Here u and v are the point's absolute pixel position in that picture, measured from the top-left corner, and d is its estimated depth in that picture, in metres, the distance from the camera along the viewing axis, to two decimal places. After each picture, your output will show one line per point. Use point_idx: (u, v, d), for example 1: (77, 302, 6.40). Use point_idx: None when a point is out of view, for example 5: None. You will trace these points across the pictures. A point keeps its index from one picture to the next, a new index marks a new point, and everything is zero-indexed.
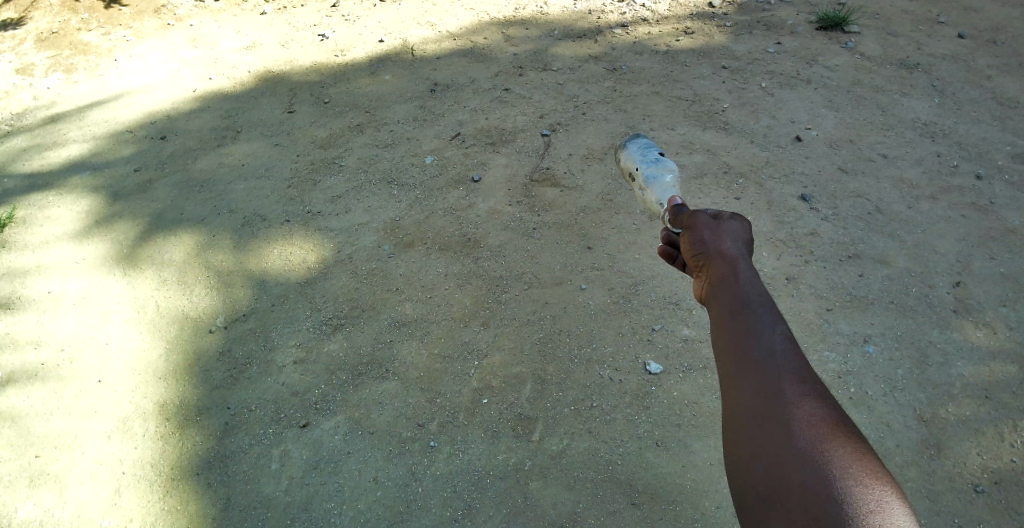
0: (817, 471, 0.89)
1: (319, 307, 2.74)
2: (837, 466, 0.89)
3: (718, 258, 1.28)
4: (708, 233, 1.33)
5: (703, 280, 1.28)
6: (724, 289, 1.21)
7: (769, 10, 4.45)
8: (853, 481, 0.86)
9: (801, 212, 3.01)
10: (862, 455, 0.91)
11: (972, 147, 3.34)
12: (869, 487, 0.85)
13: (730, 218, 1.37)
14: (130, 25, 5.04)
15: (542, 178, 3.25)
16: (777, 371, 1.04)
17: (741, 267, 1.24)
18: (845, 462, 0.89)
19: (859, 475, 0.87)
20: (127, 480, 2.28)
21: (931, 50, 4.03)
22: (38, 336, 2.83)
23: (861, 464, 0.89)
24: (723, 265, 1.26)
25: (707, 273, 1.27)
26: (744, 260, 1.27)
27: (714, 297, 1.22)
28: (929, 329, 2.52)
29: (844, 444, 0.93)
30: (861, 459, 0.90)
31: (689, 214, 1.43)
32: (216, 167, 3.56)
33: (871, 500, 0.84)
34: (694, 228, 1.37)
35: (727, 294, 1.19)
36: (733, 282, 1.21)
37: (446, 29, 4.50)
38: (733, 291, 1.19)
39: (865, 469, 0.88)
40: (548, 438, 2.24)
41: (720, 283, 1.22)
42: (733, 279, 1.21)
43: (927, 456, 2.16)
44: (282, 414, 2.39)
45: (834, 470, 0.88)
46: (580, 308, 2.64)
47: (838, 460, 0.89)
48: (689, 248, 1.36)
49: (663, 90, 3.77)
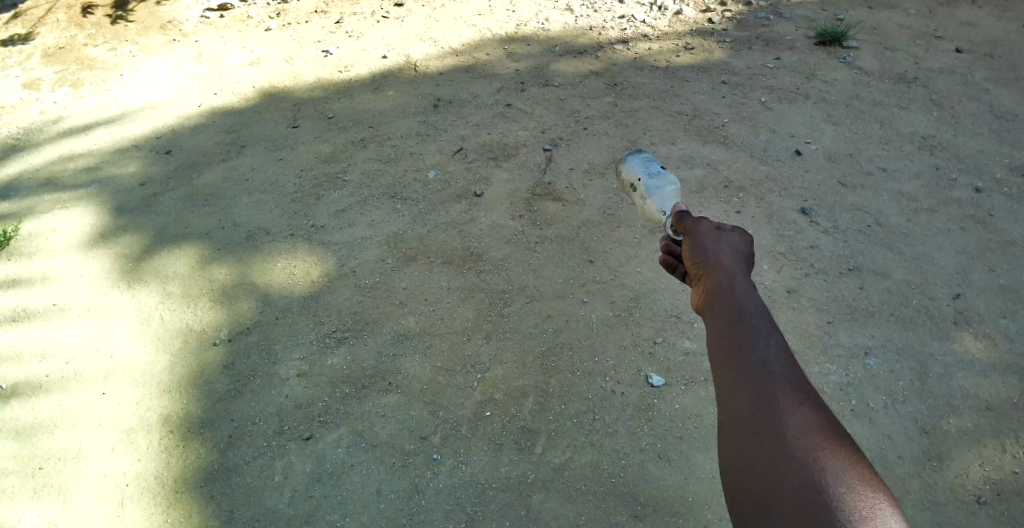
0: (812, 478, 0.90)
1: (322, 321, 2.76)
2: (830, 474, 0.90)
3: (717, 268, 1.30)
4: (708, 242, 1.36)
5: (700, 287, 1.30)
6: (720, 297, 1.23)
7: (768, 26, 4.50)
8: (846, 488, 0.88)
9: (801, 226, 3.03)
10: (855, 464, 0.93)
11: (969, 159, 3.37)
12: (862, 496, 0.87)
13: (728, 229, 1.40)
14: (136, 41, 5.10)
15: (543, 192, 3.29)
16: (772, 379, 1.06)
17: (738, 277, 1.26)
18: (838, 470, 0.91)
19: (851, 483, 0.89)
20: (131, 493, 2.29)
21: (929, 64, 4.07)
22: (43, 348, 2.85)
23: (855, 473, 0.91)
24: (719, 273, 1.28)
25: (704, 280, 1.29)
26: (742, 272, 1.30)
27: (710, 304, 1.24)
28: (929, 341, 2.54)
29: (838, 453, 0.94)
30: (854, 468, 0.92)
31: (689, 220, 1.46)
32: (221, 181, 3.60)
33: (863, 509, 0.85)
34: (693, 236, 1.40)
35: (725, 303, 1.21)
36: (730, 291, 1.23)
37: (449, 45, 4.56)
38: (730, 300, 1.21)
39: (858, 479, 0.90)
40: (550, 451, 2.25)
41: (717, 290, 1.24)
42: (730, 288, 1.24)
43: (929, 468, 2.17)
44: (285, 426, 2.40)
45: (827, 477, 0.90)
46: (581, 321, 2.66)
47: (832, 468, 0.91)
48: (687, 254, 1.38)
49: (663, 105, 3.81)
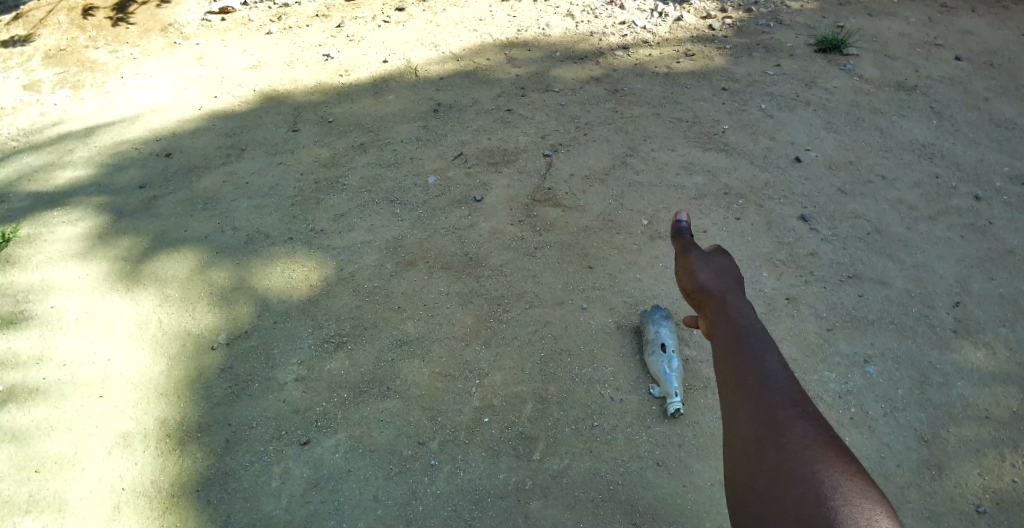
0: (809, 488, 0.89)
1: (321, 325, 2.75)
2: (828, 482, 0.89)
3: (726, 316, 1.27)
4: (705, 276, 1.40)
5: (702, 319, 1.34)
6: (719, 323, 1.26)
7: (768, 33, 4.51)
8: (844, 497, 0.86)
9: (801, 233, 3.03)
10: (853, 473, 0.91)
11: (969, 168, 3.38)
12: (859, 503, 0.85)
13: (725, 264, 1.45)
14: (137, 43, 5.11)
15: (543, 198, 3.28)
16: (771, 396, 1.06)
17: (739, 304, 1.30)
18: (836, 478, 0.90)
19: (848, 490, 0.87)
20: (127, 497, 2.28)
21: (929, 72, 4.07)
22: (41, 352, 2.84)
23: (854, 481, 0.89)
24: (718, 303, 1.32)
25: (706, 312, 1.33)
26: (741, 299, 1.33)
27: (712, 330, 1.27)
28: (929, 350, 2.53)
29: (835, 463, 0.93)
30: (853, 479, 0.90)
31: (684, 253, 1.51)
32: (220, 184, 3.60)
33: (859, 514, 0.83)
34: (692, 272, 1.44)
35: (729, 334, 1.21)
36: (729, 316, 1.26)
37: (449, 50, 4.56)
38: (729, 325, 1.24)
39: (855, 486, 0.88)
40: (549, 458, 2.25)
41: (717, 318, 1.28)
42: (728, 313, 1.27)
43: (928, 477, 2.17)
44: (282, 431, 2.39)
45: (825, 486, 0.88)
46: (581, 328, 2.66)
47: (830, 479, 0.89)
48: (688, 289, 1.42)
49: (664, 112, 3.81)
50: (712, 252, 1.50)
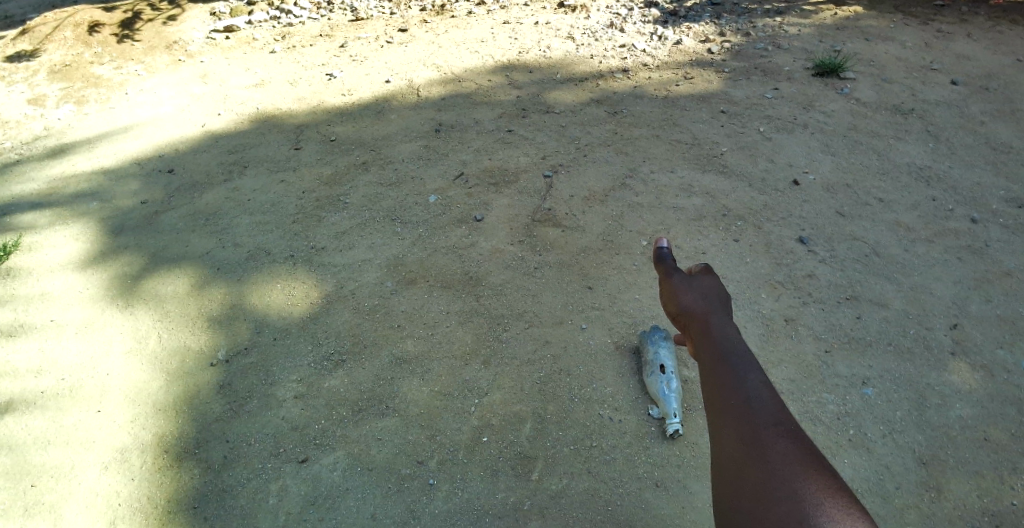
0: (794, 508, 0.89)
1: (321, 343, 2.76)
2: (812, 502, 0.89)
3: (711, 339, 1.26)
4: (689, 299, 1.40)
5: (688, 341, 1.34)
6: (703, 345, 1.26)
7: (767, 57, 4.57)
8: (828, 517, 0.86)
9: (799, 254, 3.05)
10: (834, 490, 0.92)
11: (966, 191, 3.40)
12: (841, 522, 0.85)
13: (708, 285, 1.44)
14: (142, 60, 5.17)
15: (543, 217, 3.31)
16: (754, 415, 1.06)
17: (722, 325, 1.30)
18: (819, 496, 0.90)
19: (830, 509, 0.88)
20: (123, 512, 2.28)
21: (925, 96, 4.12)
22: (39, 365, 2.85)
23: (836, 501, 0.89)
24: (701, 324, 1.32)
25: (691, 334, 1.32)
26: (725, 319, 1.32)
27: (697, 352, 1.27)
28: (927, 372, 2.54)
29: (817, 483, 0.93)
30: (836, 498, 0.90)
31: (667, 277, 1.51)
32: (222, 200, 3.62)
33: None
34: (677, 296, 1.43)
35: (712, 352, 1.22)
36: (713, 337, 1.26)
37: (451, 70, 4.62)
38: (712, 346, 1.24)
39: (839, 505, 0.89)
40: (547, 478, 2.24)
41: (701, 340, 1.28)
42: (712, 334, 1.27)
43: (927, 499, 2.17)
44: (281, 448, 2.39)
45: (810, 507, 0.88)
46: (580, 348, 2.66)
47: (813, 499, 0.90)
48: (673, 312, 1.42)
49: (663, 134, 3.85)
50: (695, 273, 1.50)
